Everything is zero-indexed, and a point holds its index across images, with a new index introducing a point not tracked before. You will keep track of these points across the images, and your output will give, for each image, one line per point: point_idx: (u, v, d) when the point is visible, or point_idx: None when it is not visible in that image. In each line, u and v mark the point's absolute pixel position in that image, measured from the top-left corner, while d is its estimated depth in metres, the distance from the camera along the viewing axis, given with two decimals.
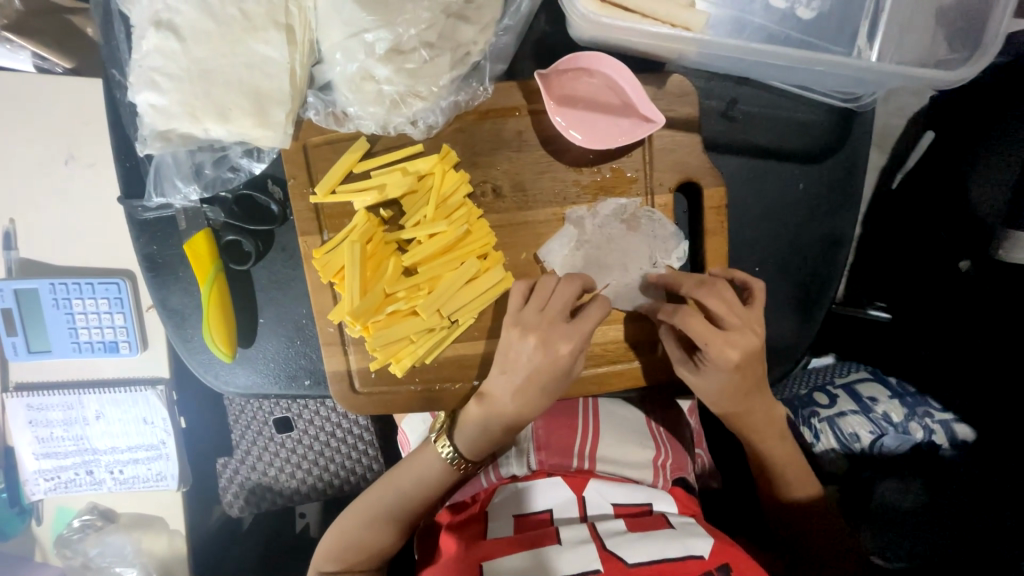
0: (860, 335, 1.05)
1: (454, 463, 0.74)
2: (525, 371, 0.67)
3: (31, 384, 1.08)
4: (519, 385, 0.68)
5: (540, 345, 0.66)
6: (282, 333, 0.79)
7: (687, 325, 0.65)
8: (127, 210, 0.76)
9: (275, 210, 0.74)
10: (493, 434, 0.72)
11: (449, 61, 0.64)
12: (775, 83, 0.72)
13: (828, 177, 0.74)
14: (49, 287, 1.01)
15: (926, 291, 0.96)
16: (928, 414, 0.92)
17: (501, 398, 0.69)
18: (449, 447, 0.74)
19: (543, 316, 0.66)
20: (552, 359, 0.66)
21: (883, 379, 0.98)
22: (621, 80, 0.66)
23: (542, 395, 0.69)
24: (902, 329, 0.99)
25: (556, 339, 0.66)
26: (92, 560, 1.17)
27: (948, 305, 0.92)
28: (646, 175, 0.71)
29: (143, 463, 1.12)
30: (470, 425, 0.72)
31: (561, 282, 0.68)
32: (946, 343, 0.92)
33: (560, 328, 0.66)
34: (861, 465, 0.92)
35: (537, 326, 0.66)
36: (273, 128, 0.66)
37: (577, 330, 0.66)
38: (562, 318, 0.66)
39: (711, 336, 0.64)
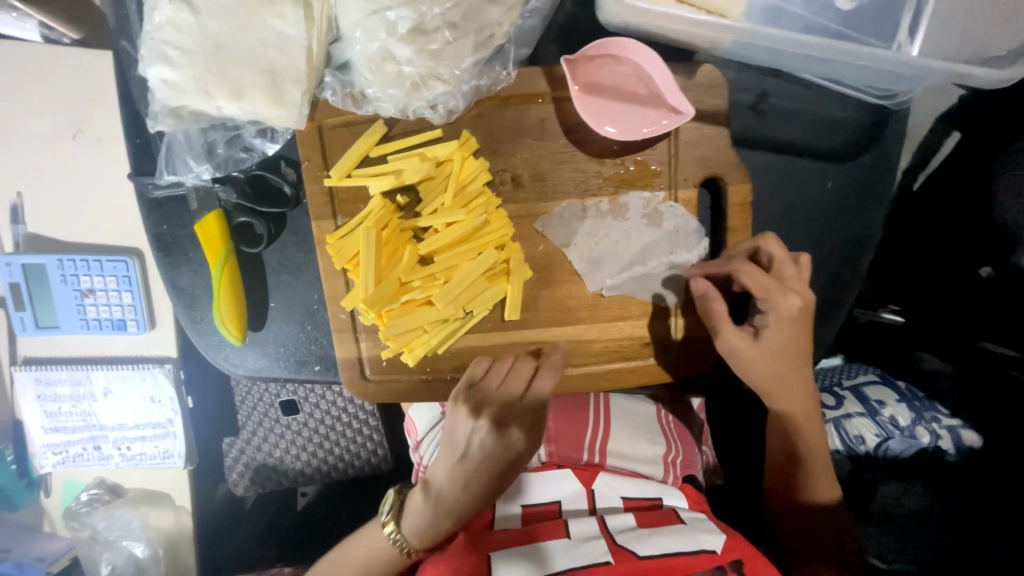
0: (871, 336, 1.07)
1: (402, 548, 0.73)
2: (485, 456, 0.69)
3: (40, 359, 1.08)
4: (464, 470, 0.69)
5: (494, 422, 0.68)
6: (293, 318, 0.78)
7: (744, 273, 0.65)
8: (137, 187, 0.73)
9: (288, 193, 0.72)
10: (441, 528, 0.71)
11: (473, 43, 0.61)
12: (809, 77, 0.69)
13: (858, 176, 0.72)
14: (57, 263, 1.01)
15: (939, 294, 0.96)
16: (936, 419, 0.91)
17: (445, 490, 0.70)
18: (396, 529, 0.73)
19: (492, 401, 0.69)
20: (508, 442, 0.68)
21: (891, 382, 0.97)
22: (650, 68, 0.64)
23: (493, 486, 0.70)
24: (916, 332, 1.00)
25: (509, 419, 0.68)
26: (99, 533, 1.18)
27: (949, 304, 0.94)
28: (670, 168, 0.69)
29: (151, 440, 1.14)
30: (420, 508, 0.71)
31: (514, 364, 0.71)
32: (955, 349, 0.93)
33: (517, 412, 0.69)
34: (864, 467, 0.92)
35: (490, 407, 0.68)
36: (289, 108, 0.64)
37: (524, 410, 0.69)
38: (512, 404, 0.69)
39: (774, 289, 0.65)
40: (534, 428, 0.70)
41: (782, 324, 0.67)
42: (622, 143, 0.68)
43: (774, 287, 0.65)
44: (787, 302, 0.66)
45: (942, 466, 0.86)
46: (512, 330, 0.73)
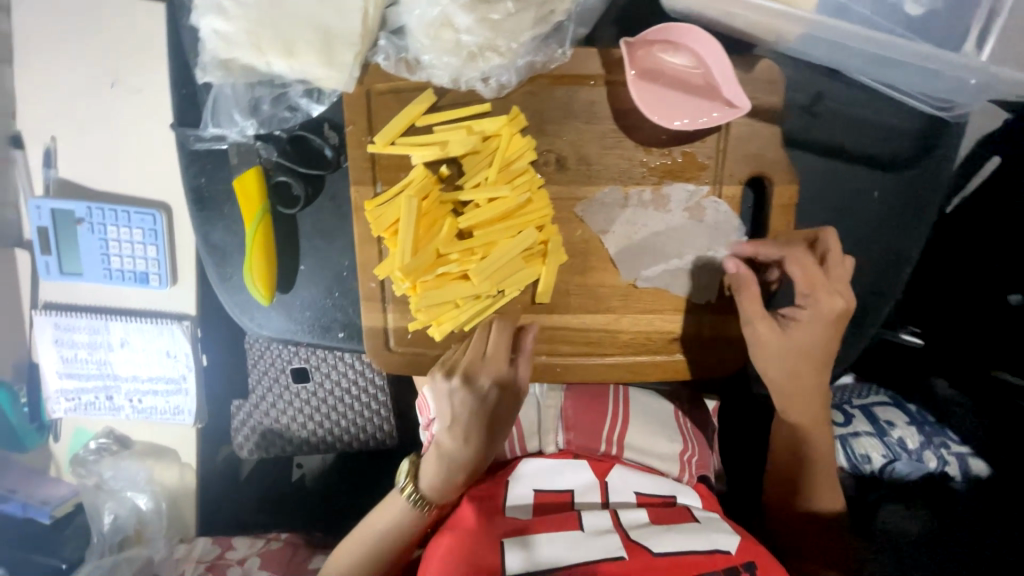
0: (889, 357, 1.00)
1: (423, 507, 0.74)
2: (473, 408, 0.67)
3: (61, 305, 1.09)
4: (461, 430, 0.68)
5: (461, 381, 0.67)
6: (322, 283, 0.78)
7: (794, 262, 0.66)
8: (178, 137, 0.73)
9: (329, 156, 0.72)
10: (455, 481, 0.73)
11: (533, 17, 0.60)
12: (865, 80, 0.68)
13: (904, 189, 0.71)
14: (86, 210, 1.01)
15: (965, 320, 0.92)
16: (945, 444, 0.90)
17: (450, 449, 0.70)
18: (413, 490, 0.74)
19: (462, 361, 0.68)
20: (487, 392, 0.67)
21: (902, 405, 0.96)
22: (709, 57, 0.62)
23: (487, 433, 0.70)
24: (934, 355, 0.96)
25: (477, 373, 0.67)
26: (105, 482, 1.19)
27: (978, 333, 0.91)
28: (717, 164, 0.68)
29: (162, 395, 1.15)
30: (430, 468, 0.72)
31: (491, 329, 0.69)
32: (967, 376, 0.92)
33: (484, 360, 0.68)
34: (869, 487, 0.92)
35: (460, 365, 0.67)
36: (340, 69, 0.64)
37: (491, 361, 0.68)
38: (475, 359, 0.68)
39: (819, 284, 0.66)
40: (504, 373, 0.68)
41: (816, 325, 0.67)
42: (671, 134, 0.67)
43: (820, 283, 0.66)
44: (828, 303, 0.66)
45: (946, 495, 0.86)
46: (541, 313, 0.73)
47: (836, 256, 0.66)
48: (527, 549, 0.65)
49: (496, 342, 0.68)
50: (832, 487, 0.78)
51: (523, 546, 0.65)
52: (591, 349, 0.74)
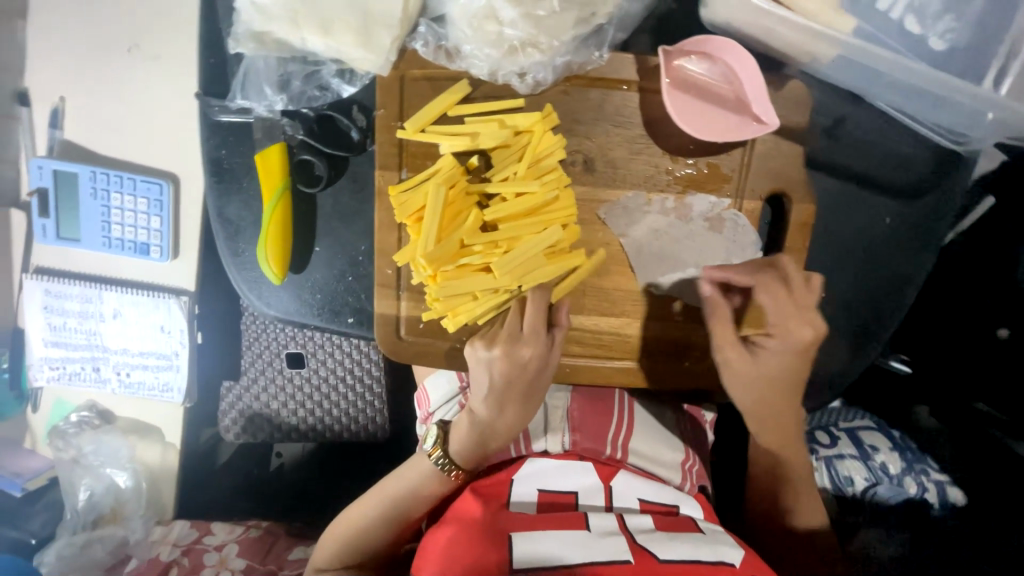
0: (875, 381, 1.04)
1: (450, 472, 0.76)
2: (513, 379, 0.68)
3: (54, 270, 1.06)
4: (497, 399, 0.69)
5: (502, 353, 0.66)
6: (336, 266, 0.77)
7: (766, 292, 0.66)
8: (202, 107, 0.72)
9: (355, 138, 0.71)
10: (488, 446, 0.74)
11: (575, 17, 0.60)
12: (883, 107, 0.70)
13: (914, 217, 0.73)
14: (90, 174, 0.98)
15: (954, 354, 0.93)
16: (925, 472, 0.93)
17: (485, 416, 0.71)
18: (442, 455, 0.75)
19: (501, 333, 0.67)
20: (527, 363, 0.68)
21: (885, 430, 0.98)
22: (742, 73, 0.64)
23: (523, 403, 0.71)
24: (922, 385, 0.97)
25: (517, 346, 0.67)
26: (84, 457, 1.14)
27: (964, 363, 0.92)
28: (740, 178, 0.69)
29: (152, 370, 1.12)
30: (461, 434, 0.74)
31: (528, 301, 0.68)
32: (949, 407, 0.94)
33: (524, 333, 0.67)
34: (849, 509, 0.94)
35: (499, 337, 0.67)
36: (376, 52, 0.63)
37: (532, 333, 0.67)
38: (514, 330, 0.67)
39: (789, 314, 0.66)
40: (543, 346, 0.68)
41: (783, 355, 0.67)
42: (698, 145, 0.68)
43: (792, 315, 0.66)
44: (797, 332, 0.66)
45: (923, 521, 0.91)
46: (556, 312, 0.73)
47: (799, 282, 0.66)
48: (535, 545, 0.66)
49: (537, 313, 0.67)
50: (815, 504, 0.77)
51: (528, 542, 0.66)
52: (603, 354, 0.74)
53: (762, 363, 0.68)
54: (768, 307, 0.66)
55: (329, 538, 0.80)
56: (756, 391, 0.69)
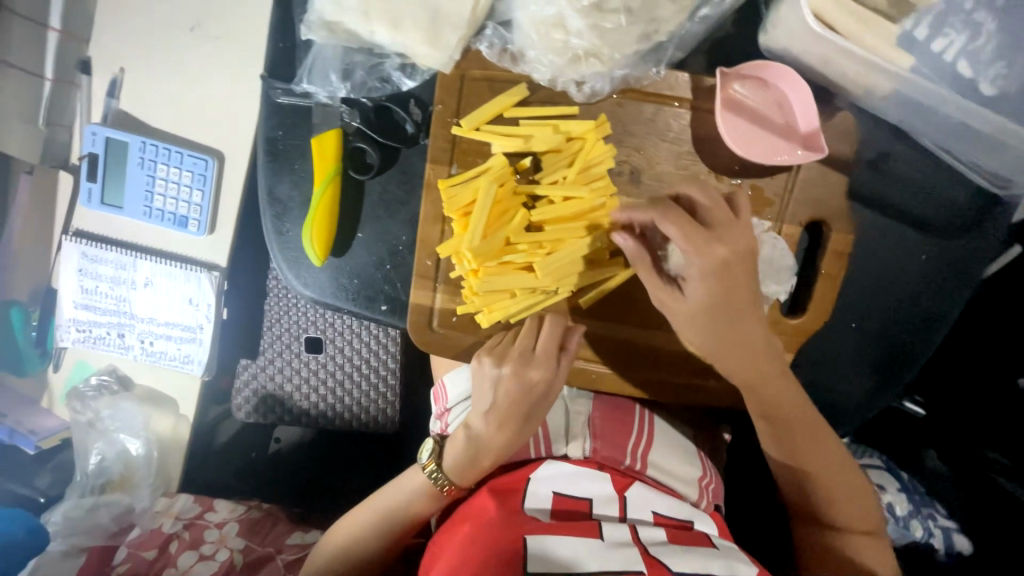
0: (887, 420, 1.03)
1: (441, 486, 0.78)
2: (517, 399, 0.71)
3: (93, 234, 1.07)
4: (498, 416, 0.72)
5: (510, 371, 0.71)
6: (376, 253, 0.78)
7: (670, 221, 0.63)
8: (266, 88, 0.75)
9: (410, 131, 0.74)
10: (482, 466, 0.76)
11: (639, 32, 0.61)
12: (927, 143, 0.71)
13: (951, 256, 0.74)
14: (140, 145, 1.01)
15: (968, 396, 0.96)
16: (933, 517, 0.91)
17: (483, 432, 0.74)
18: (435, 470, 0.78)
19: (511, 351, 0.72)
20: (532, 385, 0.71)
21: (895, 471, 0.96)
22: (794, 100, 0.65)
23: (522, 425, 0.73)
24: (935, 427, 0.98)
25: (527, 367, 0.70)
26: (100, 421, 1.15)
27: (978, 409, 0.94)
28: (782, 202, 0.70)
29: (175, 341, 1.11)
30: (455, 448, 0.77)
31: (545, 326, 0.72)
32: (957, 451, 0.94)
33: (535, 354, 0.71)
34: None
35: (511, 357, 0.71)
36: (441, 50, 0.66)
37: (541, 357, 0.70)
38: (527, 351, 0.71)
39: (698, 240, 0.63)
40: (552, 369, 0.71)
41: (705, 279, 0.64)
42: (744, 166, 0.69)
43: (700, 238, 0.63)
44: (713, 251, 0.63)
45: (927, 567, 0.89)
46: (589, 317, 0.74)
47: (704, 210, 0.65)
48: (549, 549, 0.66)
49: (548, 338, 0.71)
50: (881, 549, 0.72)
51: (545, 548, 0.66)
52: (627, 366, 0.74)
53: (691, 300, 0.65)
54: (676, 236, 0.63)
55: (351, 520, 0.83)
56: (779, 411, 0.70)
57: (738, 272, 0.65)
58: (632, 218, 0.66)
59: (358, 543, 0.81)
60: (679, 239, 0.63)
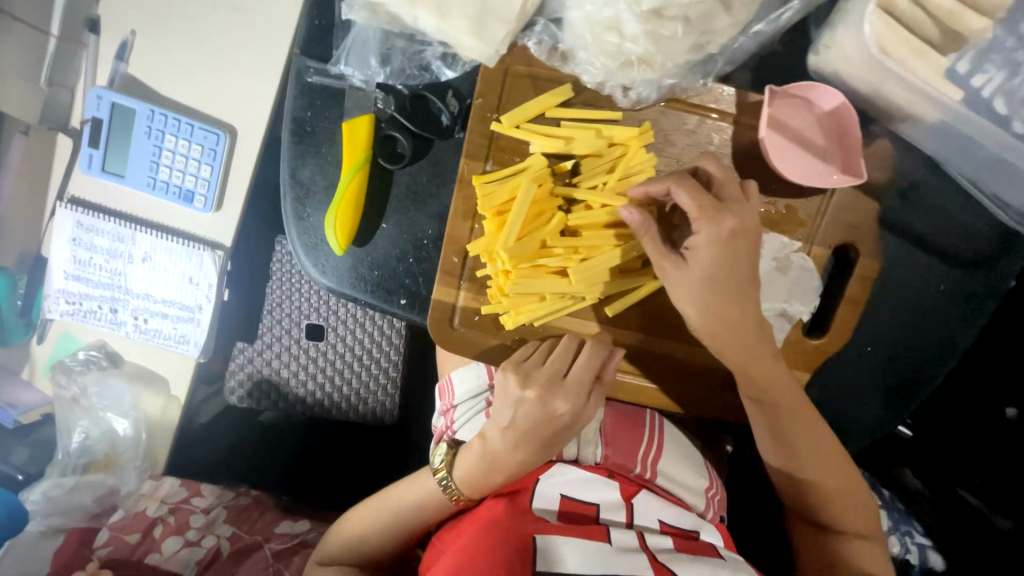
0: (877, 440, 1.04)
1: (451, 495, 0.77)
2: (540, 423, 0.73)
3: (89, 202, 1.01)
4: (517, 435, 0.73)
5: (536, 397, 0.71)
6: (399, 246, 0.76)
7: (679, 191, 0.62)
8: (297, 66, 0.74)
9: (445, 122, 0.71)
10: (494, 480, 0.75)
11: (691, 43, 0.60)
12: (954, 174, 0.71)
13: (969, 286, 0.74)
14: (148, 113, 0.95)
15: (957, 428, 0.96)
16: (910, 533, 0.94)
17: (497, 445, 0.74)
18: (445, 475, 0.77)
19: (536, 375, 0.72)
20: (557, 411, 0.72)
21: (878, 489, 0.99)
22: (840, 124, 0.65)
23: (543, 448, 0.74)
24: (919, 451, 0.99)
25: (556, 395, 0.71)
26: (87, 397, 1.08)
27: (963, 436, 0.95)
28: (814, 224, 0.71)
29: (171, 320, 1.04)
30: (469, 459, 0.76)
31: (580, 356, 0.72)
32: (934, 475, 0.97)
33: (563, 381, 0.72)
34: None
35: (539, 381, 0.71)
36: (487, 43, 0.63)
37: (570, 385, 0.71)
38: (554, 377, 0.72)
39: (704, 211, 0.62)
40: (580, 399, 0.72)
41: (713, 248, 0.62)
42: (779, 186, 0.69)
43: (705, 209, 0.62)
44: (724, 222, 0.62)
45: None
46: (615, 325, 0.73)
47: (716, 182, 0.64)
48: (558, 551, 0.66)
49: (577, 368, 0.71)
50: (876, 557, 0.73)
51: (554, 549, 0.66)
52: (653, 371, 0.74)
53: (698, 269, 0.63)
54: (687, 206, 0.62)
55: (358, 516, 0.82)
56: (799, 431, 0.70)
57: (758, 286, 0.65)
58: (648, 191, 0.64)
59: (370, 537, 0.81)
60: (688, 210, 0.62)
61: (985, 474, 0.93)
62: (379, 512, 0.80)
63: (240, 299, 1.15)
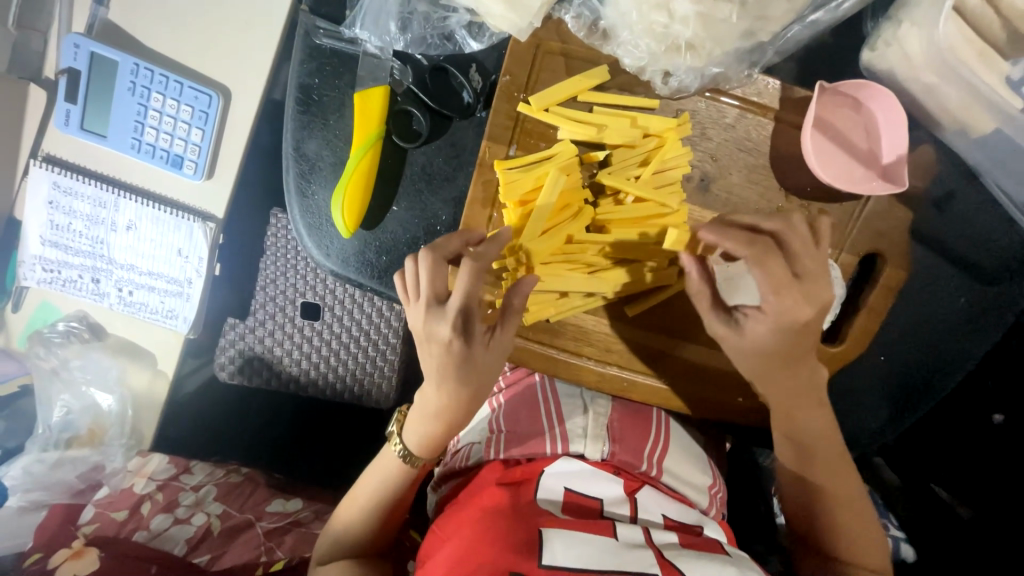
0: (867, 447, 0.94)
1: (411, 462, 0.73)
2: (439, 361, 0.62)
3: (67, 163, 0.93)
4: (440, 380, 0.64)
5: (422, 327, 0.61)
6: (409, 230, 0.70)
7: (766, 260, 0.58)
8: (306, 27, 0.69)
9: (466, 100, 0.67)
10: (441, 434, 0.70)
11: (743, 30, 0.56)
12: (991, 186, 0.69)
13: (989, 298, 0.72)
14: (132, 67, 0.86)
15: (944, 435, 0.90)
16: (887, 526, 0.89)
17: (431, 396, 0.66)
18: (399, 442, 0.72)
19: (419, 305, 0.60)
20: (449, 345, 0.60)
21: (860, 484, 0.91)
22: (883, 128, 0.63)
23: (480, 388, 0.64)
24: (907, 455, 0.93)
25: (433, 320, 0.60)
26: (67, 369, 1.03)
27: (950, 444, 0.90)
28: (847, 230, 0.67)
29: (158, 293, 0.97)
30: (418, 420, 0.70)
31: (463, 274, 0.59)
32: (915, 476, 0.92)
33: (450, 309, 0.59)
34: None
35: (417, 308, 0.60)
36: (520, 14, 0.57)
37: (453, 310, 0.59)
38: (439, 302, 0.60)
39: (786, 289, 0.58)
40: (466, 322, 0.60)
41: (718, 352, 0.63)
42: (817, 189, 0.66)
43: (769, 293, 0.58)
44: (795, 311, 0.59)
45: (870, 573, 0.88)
46: (633, 327, 0.70)
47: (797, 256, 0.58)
48: (566, 544, 0.62)
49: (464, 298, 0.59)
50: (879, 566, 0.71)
51: (560, 546, 0.61)
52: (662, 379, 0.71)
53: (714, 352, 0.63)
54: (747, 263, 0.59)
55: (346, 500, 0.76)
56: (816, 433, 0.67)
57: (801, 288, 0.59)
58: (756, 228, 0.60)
59: (359, 525, 0.76)
60: (763, 283, 0.58)
61: (953, 471, 0.90)
62: (369, 506, 0.74)
63: (233, 274, 1.10)
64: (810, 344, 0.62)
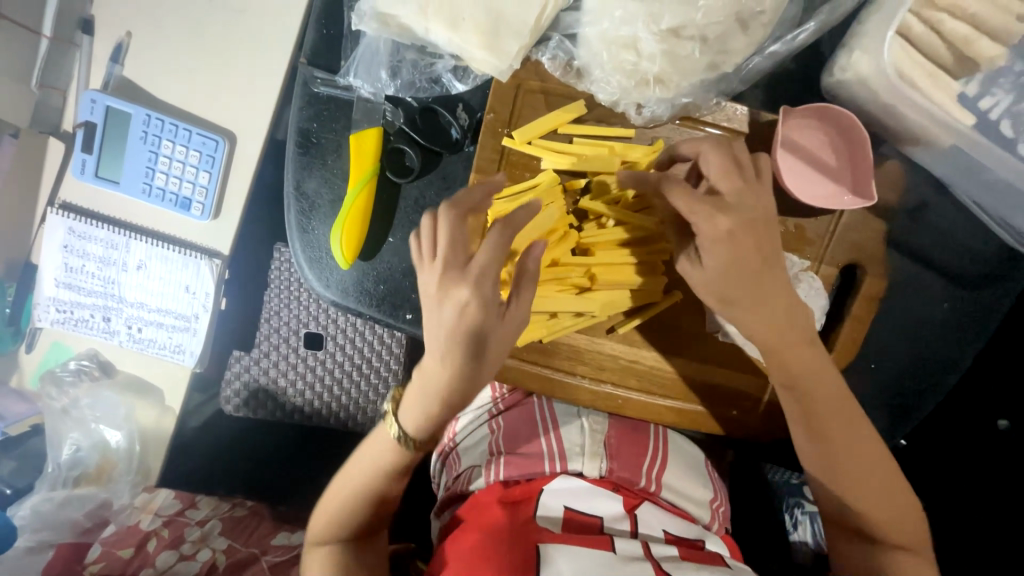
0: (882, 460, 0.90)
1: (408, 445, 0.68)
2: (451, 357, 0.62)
3: (82, 209, 0.98)
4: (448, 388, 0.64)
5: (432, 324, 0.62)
6: (404, 258, 0.74)
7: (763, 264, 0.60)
8: (304, 77, 0.74)
9: (455, 136, 0.72)
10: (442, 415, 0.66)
11: (707, 63, 0.61)
12: (962, 197, 0.72)
13: (974, 305, 0.74)
14: (144, 118, 0.92)
15: (952, 441, 0.88)
16: None
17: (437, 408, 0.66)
18: (396, 424, 0.68)
19: (436, 266, 0.60)
20: (460, 342, 0.61)
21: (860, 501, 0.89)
22: (849, 146, 0.67)
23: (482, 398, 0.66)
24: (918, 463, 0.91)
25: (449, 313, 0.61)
26: (77, 408, 1.05)
27: (958, 449, 0.88)
28: (825, 243, 0.69)
29: (166, 329, 1.01)
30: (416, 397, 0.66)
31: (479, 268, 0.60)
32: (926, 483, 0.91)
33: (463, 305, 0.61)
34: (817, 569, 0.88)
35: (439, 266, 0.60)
36: (500, 57, 0.62)
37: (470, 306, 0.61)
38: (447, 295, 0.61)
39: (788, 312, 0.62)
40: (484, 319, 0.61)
41: None
42: (792, 206, 0.69)
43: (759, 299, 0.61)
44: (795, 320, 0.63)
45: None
46: (622, 344, 0.72)
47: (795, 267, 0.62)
48: (566, 558, 0.62)
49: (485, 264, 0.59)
50: None
51: (560, 561, 0.62)
52: (655, 391, 0.73)
53: None
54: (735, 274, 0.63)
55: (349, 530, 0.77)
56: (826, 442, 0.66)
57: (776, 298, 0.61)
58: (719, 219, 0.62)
59: None
60: (765, 284, 0.61)
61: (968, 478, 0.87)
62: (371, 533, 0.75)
63: (237, 306, 1.13)
64: (794, 356, 0.64)
